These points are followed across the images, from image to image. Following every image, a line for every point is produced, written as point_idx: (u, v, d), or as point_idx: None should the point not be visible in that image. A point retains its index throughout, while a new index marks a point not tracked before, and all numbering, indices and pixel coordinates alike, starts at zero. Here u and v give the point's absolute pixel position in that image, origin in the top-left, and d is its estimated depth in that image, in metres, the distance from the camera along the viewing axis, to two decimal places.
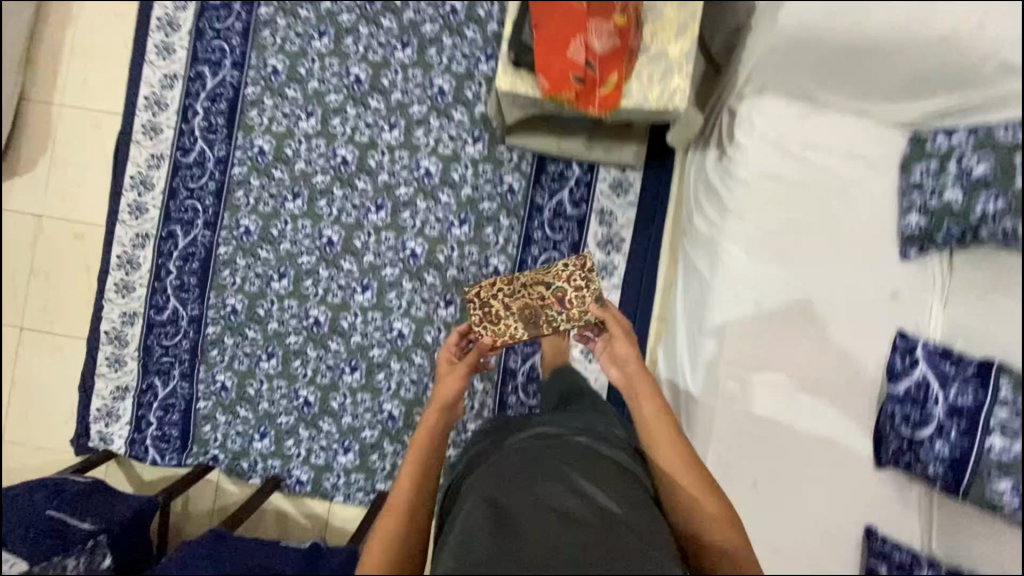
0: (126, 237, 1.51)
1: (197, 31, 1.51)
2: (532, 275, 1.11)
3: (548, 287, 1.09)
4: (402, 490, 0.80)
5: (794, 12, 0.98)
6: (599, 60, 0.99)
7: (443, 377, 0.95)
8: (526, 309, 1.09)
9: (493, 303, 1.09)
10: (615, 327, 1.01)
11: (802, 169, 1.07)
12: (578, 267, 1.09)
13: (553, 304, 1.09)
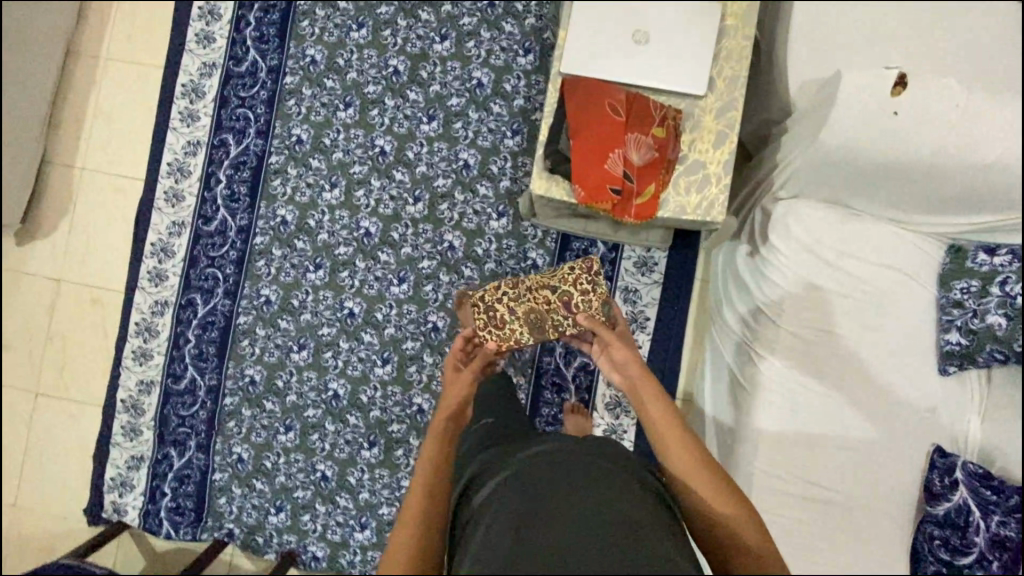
0: (144, 304, 1.50)
1: (222, 98, 1.50)
2: (536, 280, 1.24)
3: (552, 291, 1.21)
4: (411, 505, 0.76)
5: (836, 130, 0.94)
6: (636, 171, 0.98)
7: (454, 385, 1.03)
8: (531, 313, 1.21)
9: (498, 307, 1.21)
10: (607, 332, 1.09)
11: (837, 275, 1.06)
12: (584, 270, 1.21)
13: (557, 307, 1.20)
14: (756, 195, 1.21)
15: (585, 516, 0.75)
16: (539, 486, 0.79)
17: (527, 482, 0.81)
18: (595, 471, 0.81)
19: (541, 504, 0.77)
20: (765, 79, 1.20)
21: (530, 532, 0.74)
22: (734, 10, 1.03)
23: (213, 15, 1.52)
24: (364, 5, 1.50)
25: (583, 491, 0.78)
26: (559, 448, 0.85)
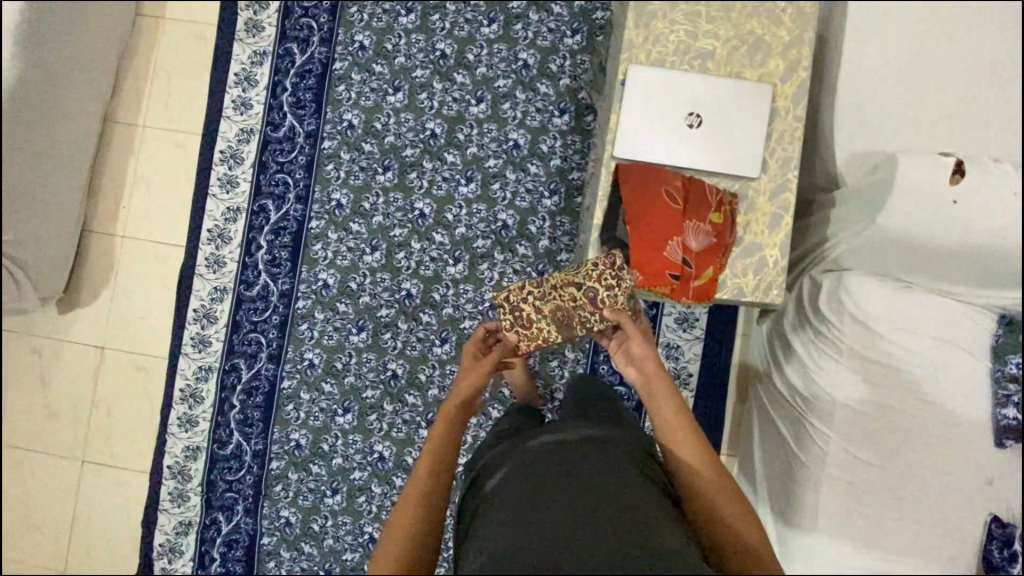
0: (188, 370, 1.51)
1: (261, 164, 1.52)
2: (562, 276, 1.02)
3: (580, 287, 1.00)
4: (414, 489, 0.78)
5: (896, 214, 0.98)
6: (694, 257, 0.99)
7: (464, 375, 0.97)
8: (558, 313, 1.00)
9: (523, 308, 1.01)
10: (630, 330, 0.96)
11: (888, 348, 1.08)
12: (608, 266, 0.98)
13: (586, 305, 1.00)
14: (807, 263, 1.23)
15: (589, 503, 0.77)
16: (546, 472, 0.82)
17: (536, 470, 0.83)
18: (601, 463, 0.83)
19: (546, 488, 0.80)
20: (815, 147, 1.22)
21: (535, 515, 0.76)
22: (786, 91, 1.05)
23: (249, 81, 1.53)
24: (400, 69, 1.52)
25: (590, 480, 0.80)
26: (568, 440, 0.88)
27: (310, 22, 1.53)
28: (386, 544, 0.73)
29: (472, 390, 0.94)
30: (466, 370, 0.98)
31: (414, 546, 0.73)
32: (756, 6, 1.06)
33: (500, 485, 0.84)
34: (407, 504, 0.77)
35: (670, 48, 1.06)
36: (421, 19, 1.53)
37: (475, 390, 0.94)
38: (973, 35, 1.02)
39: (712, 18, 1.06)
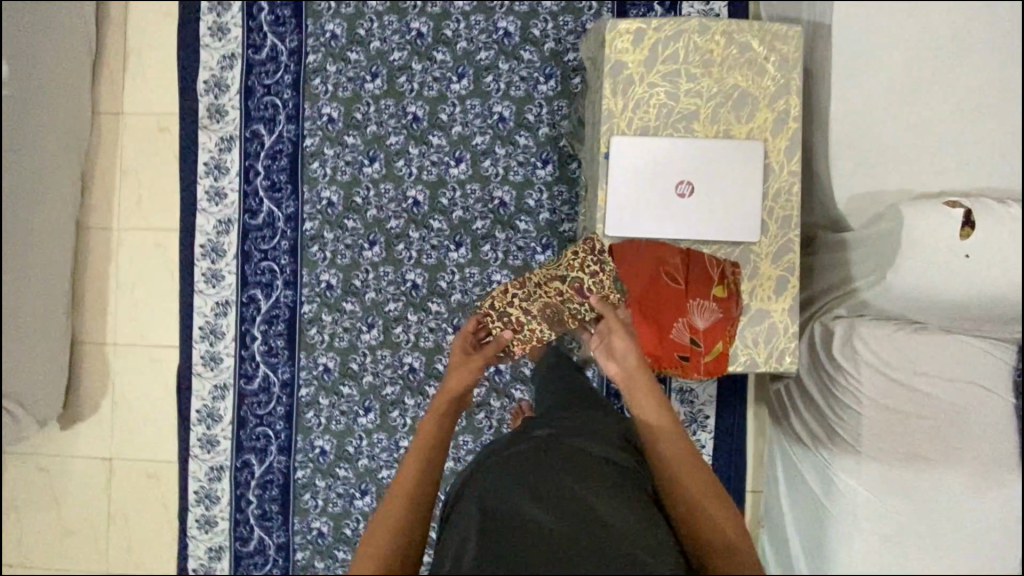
0: (200, 472, 1.48)
1: (243, 253, 1.47)
2: (543, 273, 0.98)
3: (564, 279, 0.96)
4: (398, 492, 0.70)
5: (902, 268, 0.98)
6: (702, 334, 0.95)
7: (455, 370, 0.87)
8: (547, 310, 0.95)
9: (510, 312, 0.96)
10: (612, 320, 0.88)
11: (911, 398, 1.06)
12: (588, 250, 0.96)
13: (573, 297, 0.95)
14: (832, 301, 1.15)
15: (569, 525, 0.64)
16: (522, 478, 0.69)
17: (510, 476, 0.70)
18: (588, 475, 0.70)
19: (522, 498, 0.67)
20: (815, 184, 1.17)
21: (505, 536, 0.64)
22: (779, 145, 0.99)
23: (220, 169, 1.48)
24: (373, 138, 1.46)
25: (573, 495, 0.67)
26: (549, 442, 0.75)
27: (274, 99, 1.47)
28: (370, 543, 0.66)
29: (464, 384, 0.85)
30: (456, 358, 0.90)
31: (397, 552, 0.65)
32: (738, 58, 1.00)
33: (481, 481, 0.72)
34: (391, 507, 0.69)
35: (653, 113, 1.01)
36: (387, 82, 1.46)
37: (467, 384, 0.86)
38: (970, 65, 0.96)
39: (692, 76, 1.00)
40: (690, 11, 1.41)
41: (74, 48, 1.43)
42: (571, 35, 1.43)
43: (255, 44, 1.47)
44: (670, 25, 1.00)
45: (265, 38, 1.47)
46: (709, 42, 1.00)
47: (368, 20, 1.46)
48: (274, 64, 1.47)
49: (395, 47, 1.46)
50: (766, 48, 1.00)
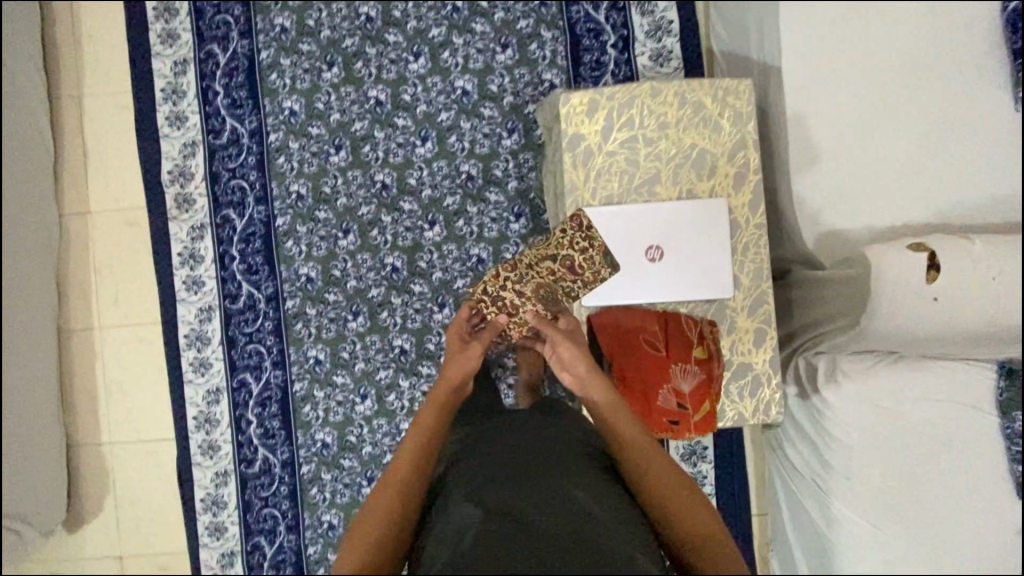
0: (211, 560, 1.48)
1: (229, 339, 1.47)
2: (534, 253, 0.98)
3: (555, 258, 0.97)
4: (389, 482, 0.73)
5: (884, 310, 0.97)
6: (689, 397, 0.97)
7: (452, 362, 0.86)
8: (542, 290, 0.95)
9: (503, 296, 0.95)
10: (556, 333, 0.86)
11: (897, 423, 1.07)
12: (575, 227, 0.97)
13: (565, 275, 0.97)
14: (813, 338, 1.15)
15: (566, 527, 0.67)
16: (523, 476, 0.73)
17: (511, 472, 0.73)
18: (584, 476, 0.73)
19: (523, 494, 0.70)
20: (782, 221, 1.18)
21: (501, 539, 0.67)
22: (742, 200, 1.01)
23: (195, 258, 1.47)
24: (344, 210, 1.46)
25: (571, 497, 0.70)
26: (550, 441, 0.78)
27: (240, 182, 1.47)
28: (356, 536, 0.68)
29: (463, 376, 0.85)
30: (453, 353, 0.88)
31: (381, 536, 0.68)
32: (691, 117, 1.01)
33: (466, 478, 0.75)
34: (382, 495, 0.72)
35: (615, 181, 1.02)
36: (352, 153, 1.46)
37: (465, 377, 0.85)
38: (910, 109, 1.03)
39: (650, 141, 1.02)
40: (643, 52, 1.43)
41: (33, 155, 1.42)
42: (528, 88, 1.44)
43: (215, 129, 1.47)
44: (622, 93, 1.02)
45: (224, 122, 1.47)
46: (662, 104, 1.01)
47: (325, 94, 1.46)
48: (236, 147, 1.47)
49: (356, 117, 1.46)
50: (718, 105, 1.01)
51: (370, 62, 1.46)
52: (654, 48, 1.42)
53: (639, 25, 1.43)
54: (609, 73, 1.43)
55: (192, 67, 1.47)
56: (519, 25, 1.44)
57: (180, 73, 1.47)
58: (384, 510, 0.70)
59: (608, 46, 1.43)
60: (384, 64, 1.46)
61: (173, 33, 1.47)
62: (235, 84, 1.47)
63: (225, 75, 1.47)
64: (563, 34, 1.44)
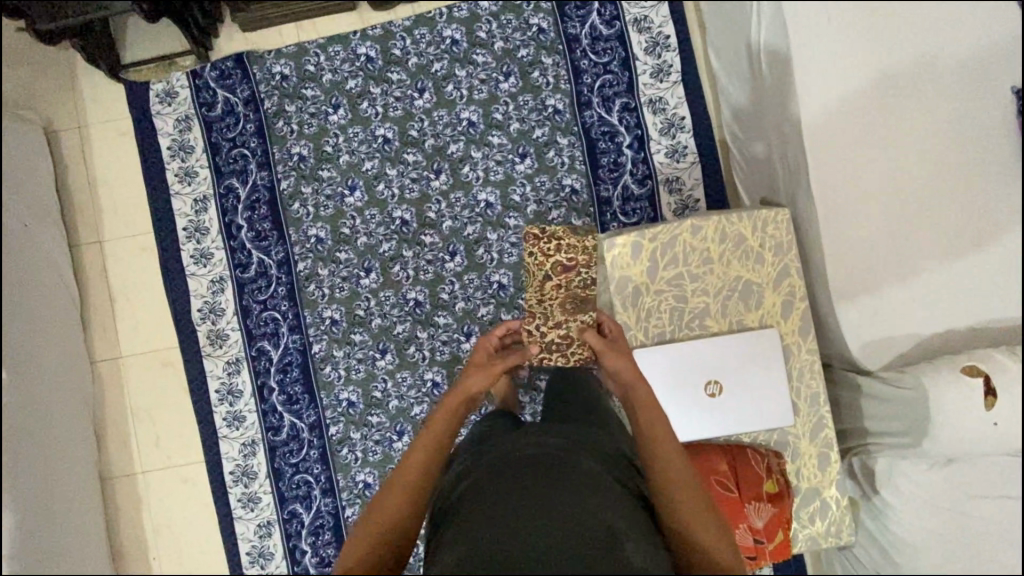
0: None
1: (276, 471, 1.46)
2: (531, 286, 1.05)
3: (550, 275, 1.04)
4: (399, 482, 0.81)
5: (944, 436, 1.00)
6: (764, 532, 0.98)
7: (472, 378, 1.01)
8: (566, 301, 1.03)
9: (548, 336, 1.04)
10: (604, 345, 0.96)
11: (965, 526, 1.07)
12: (537, 236, 1.05)
13: (566, 276, 1.03)
14: (866, 439, 1.17)
15: (577, 525, 0.71)
16: (537, 489, 0.76)
17: (523, 485, 0.76)
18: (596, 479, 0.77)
19: (534, 507, 0.74)
20: (822, 323, 1.21)
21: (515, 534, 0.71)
22: (792, 325, 1.03)
23: (233, 394, 1.46)
24: (379, 330, 1.46)
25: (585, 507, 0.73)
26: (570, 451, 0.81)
27: (272, 313, 1.46)
28: (368, 526, 0.76)
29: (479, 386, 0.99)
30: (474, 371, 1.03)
31: (395, 531, 0.76)
32: (733, 250, 1.03)
33: (481, 477, 0.80)
34: (390, 496, 0.80)
35: (665, 318, 1.04)
36: (382, 274, 1.46)
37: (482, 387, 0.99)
38: (931, 219, 1.10)
39: (696, 277, 1.04)
40: (658, 150, 1.46)
41: (61, 310, 1.41)
42: (550, 194, 1.46)
43: (242, 262, 1.46)
44: (663, 234, 1.03)
45: (250, 255, 1.46)
46: (703, 240, 1.03)
47: (349, 218, 1.46)
48: (265, 279, 1.46)
49: (382, 238, 1.47)
50: (758, 237, 1.03)
51: (391, 183, 1.47)
52: (669, 145, 1.46)
53: (653, 123, 1.46)
54: (627, 173, 1.47)
55: (212, 202, 1.47)
56: (535, 134, 1.46)
57: (201, 210, 1.47)
58: (397, 507, 0.78)
59: (624, 146, 1.47)
60: (405, 183, 1.47)
61: (190, 170, 1.47)
62: (257, 217, 1.46)
63: (246, 208, 1.46)
64: (579, 138, 1.46)
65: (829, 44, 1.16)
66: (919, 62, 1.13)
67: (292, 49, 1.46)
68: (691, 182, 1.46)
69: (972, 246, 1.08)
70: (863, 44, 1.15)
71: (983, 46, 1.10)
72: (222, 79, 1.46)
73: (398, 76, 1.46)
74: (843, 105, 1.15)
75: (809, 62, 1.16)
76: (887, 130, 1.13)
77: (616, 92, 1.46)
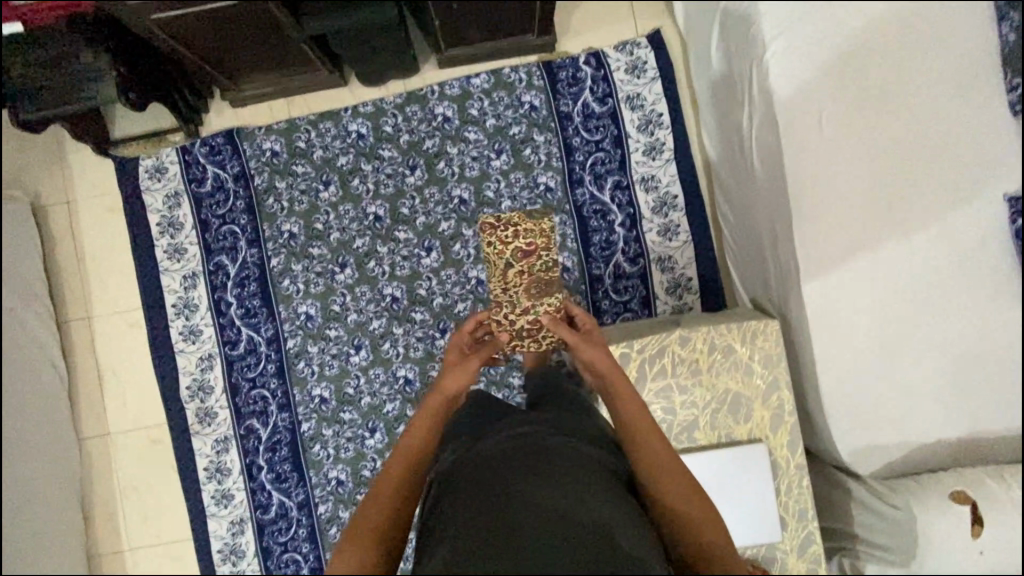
0: None
1: (264, 549, 1.45)
2: (495, 274, 1.08)
3: (511, 263, 1.07)
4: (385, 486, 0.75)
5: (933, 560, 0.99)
6: None
7: (452, 370, 0.96)
8: (532, 286, 1.07)
9: (517, 321, 1.08)
10: (575, 336, 1.00)
11: None
12: (496, 226, 1.07)
13: (529, 262, 1.07)
14: (854, 543, 1.16)
15: (576, 520, 0.70)
16: (530, 481, 0.74)
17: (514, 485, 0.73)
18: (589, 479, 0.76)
19: (526, 502, 0.71)
20: (813, 421, 1.20)
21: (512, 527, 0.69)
22: (780, 439, 1.03)
23: (222, 471, 1.46)
24: (369, 408, 1.45)
25: (579, 504, 0.72)
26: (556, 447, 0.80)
27: (261, 391, 1.46)
28: (352, 537, 0.69)
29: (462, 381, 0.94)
30: (450, 363, 0.99)
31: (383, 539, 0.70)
32: (722, 362, 1.03)
33: (473, 476, 0.77)
34: (377, 498, 0.74)
35: None
36: (373, 351, 1.45)
37: (465, 380, 0.95)
38: (925, 325, 1.08)
39: (684, 389, 1.03)
40: (650, 228, 1.45)
41: (46, 392, 1.40)
42: None
43: (231, 339, 1.46)
44: (652, 344, 1.02)
45: (240, 332, 1.46)
46: (692, 351, 1.03)
47: (340, 295, 1.46)
48: (254, 356, 1.46)
49: (372, 316, 1.46)
50: (748, 348, 1.02)
51: (382, 260, 1.46)
52: (662, 224, 1.45)
53: (645, 201, 1.45)
54: (619, 251, 1.45)
55: (202, 279, 1.46)
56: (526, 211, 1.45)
57: (190, 287, 1.46)
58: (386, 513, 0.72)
59: (616, 225, 1.45)
60: (397, 260, 1.46)
61: (180, 247, 1.46)
62: (247, 293, 1.46)
63: (236, 285, 1.46)
64: (571, 217, 1.45)
65: (829, 141, 1.10)
66: (919, 162, 1.08)
67: (282, 126, 1.46)
68: (683, 261, 1.45)
69: (965, 357, 1.07)
70: (862, 144, 1.10)
71: (977, 153, 1.07)
72: (212, 155, 1.46)
73: (389, 153, 1.46)
74: (844, 208, 1.10)
75: (808, 157, 1.11)
76: (881, 230, 1.09)
77: (607, 171, 1.45)
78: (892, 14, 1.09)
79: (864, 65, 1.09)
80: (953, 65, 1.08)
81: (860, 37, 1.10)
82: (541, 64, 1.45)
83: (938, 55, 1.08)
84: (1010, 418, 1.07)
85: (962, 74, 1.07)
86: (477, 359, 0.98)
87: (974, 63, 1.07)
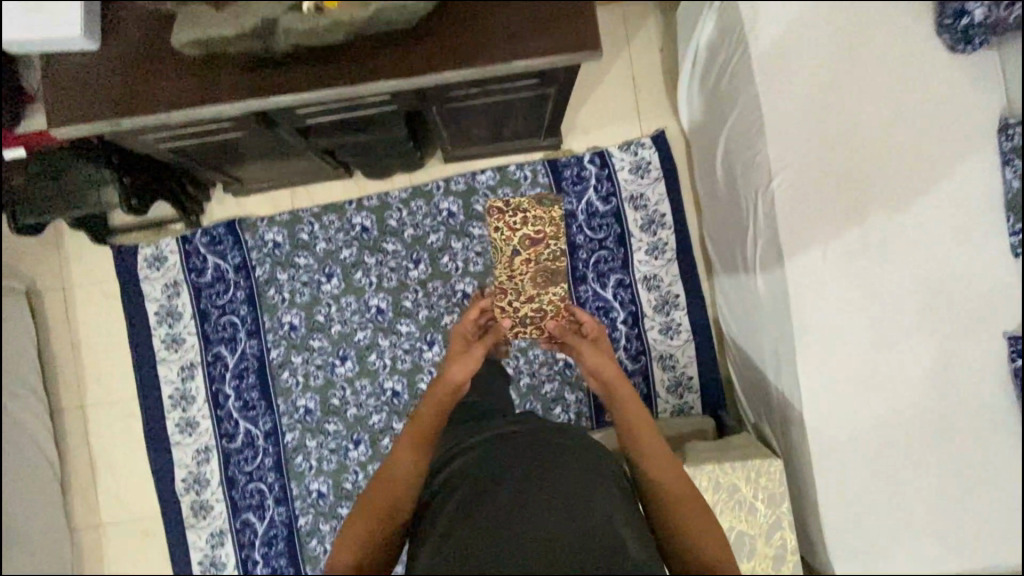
0: None
1: None
2: (500, 259, 1.01)
3: (518, 246, 1.00)
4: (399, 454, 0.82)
5: None
6: None
7: (458, 363, 0.94)
8: (540, 275, 1.02)
9: (522, 311, 1.03)
10: (579, 341, 0.99)
11: None
12: (502, 210, 1.00)
13: (537, 249, 1.01)
14: None
15: (576, 526, 0.71)
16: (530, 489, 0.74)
17: (523, 480, 0.75)
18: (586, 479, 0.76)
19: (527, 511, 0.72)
20: (813, 542, 1.20)
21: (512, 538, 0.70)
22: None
23: (216, 565, 1.43)
24: None
25: (582, 511, 0.73)
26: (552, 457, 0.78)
27: (258, 485, 1.44)
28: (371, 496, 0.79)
29: (464, 372, 0.93)
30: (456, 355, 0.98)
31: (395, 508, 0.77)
32: (726, 501, 1.04)
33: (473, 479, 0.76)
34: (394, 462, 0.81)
35: None
36: (371, 446, 1.43)
37: (468, 373, 0.93)
38: (926, 460, 1.09)
39: None
40: (652, 326, 1.45)
41: (37, 486, 1.38)
42: (543, 367, 1.46)
43: (228, 432, 1.44)
44: None
45: (237, 425, 1.44)
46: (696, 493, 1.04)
47: (340, 388, 1.44)
48: (251, 450, 1.44)
49: (372, 410, 1.44)
50: (751, 488, 1.04)
51: (383, 353, 1.45)
52: (663, 322, 1.45)
53: (647, 299, 1.46)
54: (621, 347, 1.45)
55: (199, 370, 1.44)
56: None
57: (188, 378, 1.44)
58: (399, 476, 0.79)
59: (618, 321, 1.46)
60: (398, 353, 1.45)
61: (178, 337, 1.44)
62: (245, 385, 1.44)
63: (234, 377, 1.44)
64: None
65: (833, 274, 1.11)
66: (922, 298, 1.09)
67: (286, 218, 1.45)
68: (685, 360, 1.45)
69: (965, 494, 1.08)
70: (866, 279, 1.10)
71: (976, 293, 1.08)
72: (213, 246, 1.44)
73: (393, 247, 1.45)
74: (847, 339, 1.11)
75: (812, 287, 1.12)
76: (885, 362, 1.10)
77: (610, 268, 1.45)
78: (894, 150, 1.10)
79: (866, 201, 1.10)
80: (953, 206, 1.09)
81: (864, 171, 1.11)
82: (546, 161, 1.45)
83: (937, 196, 1.09)
84: (1008, 555, 1.08)
85: (960, 215, 1.09)
86: (479, 353, 0.97)
87: (975, 204, 1.08)
